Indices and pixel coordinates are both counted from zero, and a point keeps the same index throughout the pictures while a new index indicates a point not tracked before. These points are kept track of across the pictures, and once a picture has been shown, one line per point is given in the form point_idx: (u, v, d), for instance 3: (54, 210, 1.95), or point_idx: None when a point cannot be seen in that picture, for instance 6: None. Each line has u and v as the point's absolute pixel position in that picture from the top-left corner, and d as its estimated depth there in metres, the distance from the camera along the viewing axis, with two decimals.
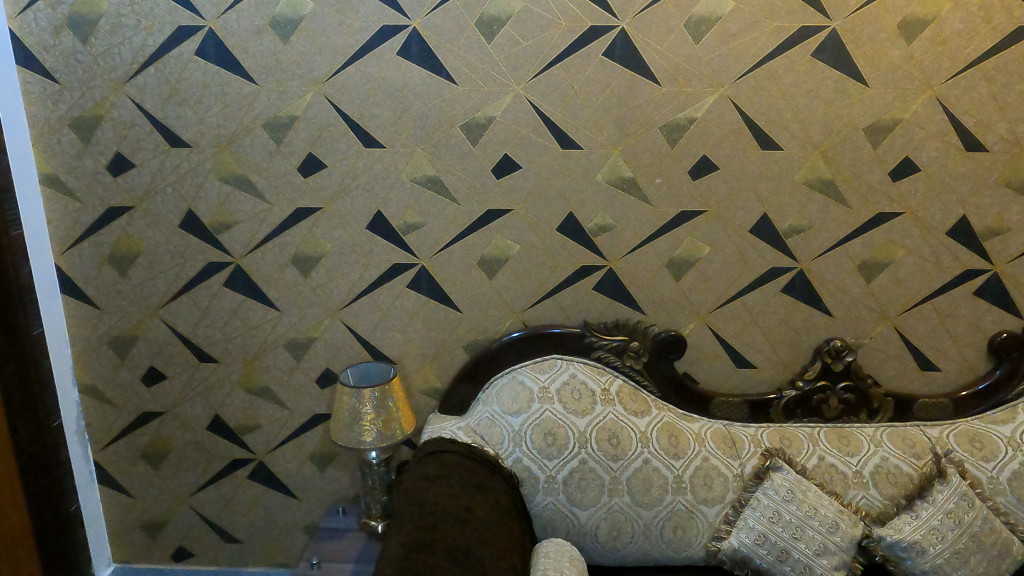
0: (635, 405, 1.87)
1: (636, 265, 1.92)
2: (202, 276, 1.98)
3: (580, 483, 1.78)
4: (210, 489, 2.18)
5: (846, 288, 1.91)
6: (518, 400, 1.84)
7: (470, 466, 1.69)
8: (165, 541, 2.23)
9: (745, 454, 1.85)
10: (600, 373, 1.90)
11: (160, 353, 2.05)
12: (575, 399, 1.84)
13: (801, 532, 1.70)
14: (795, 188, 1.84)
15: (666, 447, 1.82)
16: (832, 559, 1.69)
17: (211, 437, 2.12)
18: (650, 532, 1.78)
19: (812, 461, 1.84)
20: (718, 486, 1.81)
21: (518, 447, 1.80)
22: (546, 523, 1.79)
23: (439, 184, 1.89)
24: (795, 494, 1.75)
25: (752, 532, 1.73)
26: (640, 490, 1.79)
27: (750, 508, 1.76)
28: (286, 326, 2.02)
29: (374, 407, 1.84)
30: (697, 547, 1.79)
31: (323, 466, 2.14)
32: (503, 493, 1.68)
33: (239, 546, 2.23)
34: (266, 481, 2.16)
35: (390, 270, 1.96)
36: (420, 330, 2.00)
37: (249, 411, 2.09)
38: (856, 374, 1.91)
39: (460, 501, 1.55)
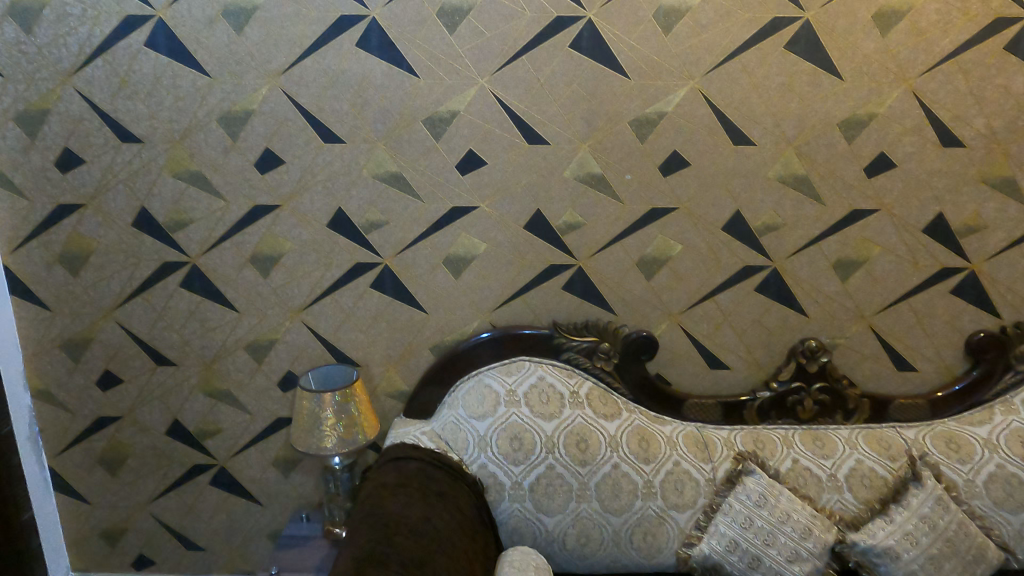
0: (605, 408, 1.82)
1: (606, 264, 1.86)
2: (158, 277, 1.91)
3: (547, 489, 1.73)
4: (171, 495, 2.12)
5: (821, 287, 1.86)
6: (483, 403, 1.79)
7: (433, 473, 1.63)
8: (125, 549, 2.17)
9: (717, 457, 1.82)
10: (569, 375, 1.85)
11: (116, 356, 1.98)
12: (543, 402, 1.79)
13: (773, 538, 1.66)
14: (769, 184, 1.79)
15: (636, 452, 1.78)
16: (804, 566, 1.64)
17: (170, 442, 2.06)
18: (619, 538, 1.73)
19: (785, 464, 1.81)
20: (690, 491, 1.77)
21: (483, 453, 1.74)
22: (513, 531, 1.73)
23: (402, 180, 1.82)
24: (767, 499, 1.71)
25: (723, 538, 1.69)
26: (609, 496, 1.74)
27: (722, 513, 1.72)
28: (246, 328, 1.95)
29: (335, 412, 1.78)
30: (668, 553, 1.74)
31: (286, 471, 2.08)
32: (467, 501, 1.62)
33: (202, 554, 2.18)
34: (228, 487, 2.10)
35: (352, 270, 1.89)
36: (384, 332, 1.94)
37: (210, 415, 2.03)
38: (831, 375, 1.87)
39: (419, 510, 1.49)
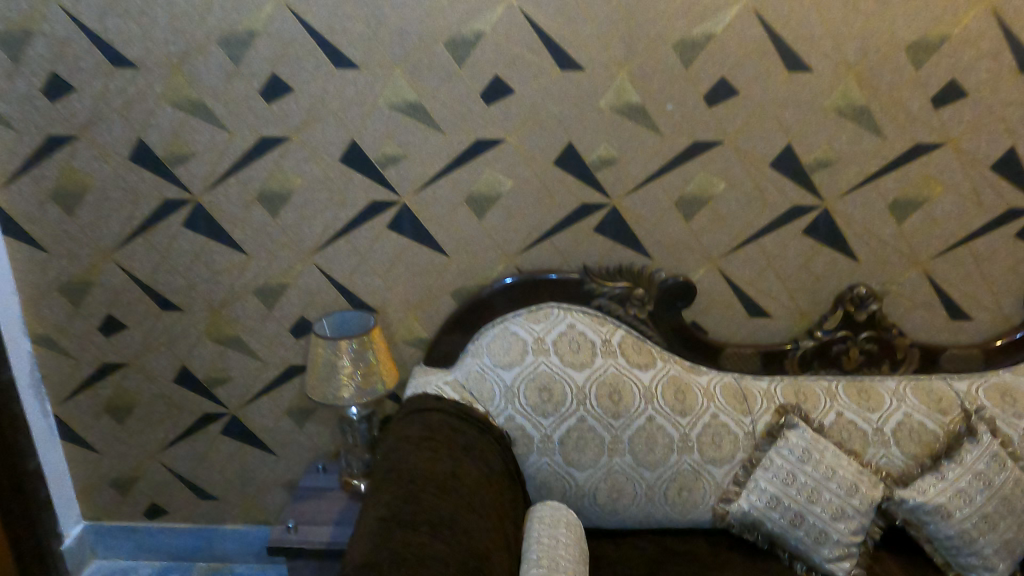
0: (638, 357, 1.71)
1: (642, 203, 1.72)
2: (158, 216, 1.78)
3: (578, 443, 1.63)
4: (181, 445, 2.05)
5: (875, 230, 1.72)
6: (510, 352, 1.68)
7: (458, 425, 1.53)
8: (136, 497, 2.12)
9: (757, 410, 1.71)
10: (600, 323, 1.73)
11: (117, 300, 1.87)
12: (573, 352, 1.68)
13: (818, 495, 1.57)
14: (824, 116, 1.63)
15: (672, 404, 1.68)
16: (850, 524, 1.56)
17: (179, 391, 1.97)
18: (653, 493, 1.65)
19: (828, 418, 1.71)
20: (728, 445, 1.67)
21: (510, 405, 1.64)
22: (541, 485, 1.65)
23: (421, 110, 1.67)
24: (811, 454, 1.61)
25: (764, 495, 1.60)
26: (643, 450, 1.65)
27: (762, 468, 1.63)
28: (255, 271, 1.83)
29: (352, 360, 1.67)
30: (703, 509, 1.66)
31: (300, 421, 2.00)
32: (494, 455, 1.53)
33: (216, 503, 2.12)
34: (241, 436, 2.03)
35: (368, 210, 1.76)
36: (402, 276, 1.81)
37: (219, 362, 1.93)
38: (880, 324, 1.75)
39: (446, 466, 1.38)
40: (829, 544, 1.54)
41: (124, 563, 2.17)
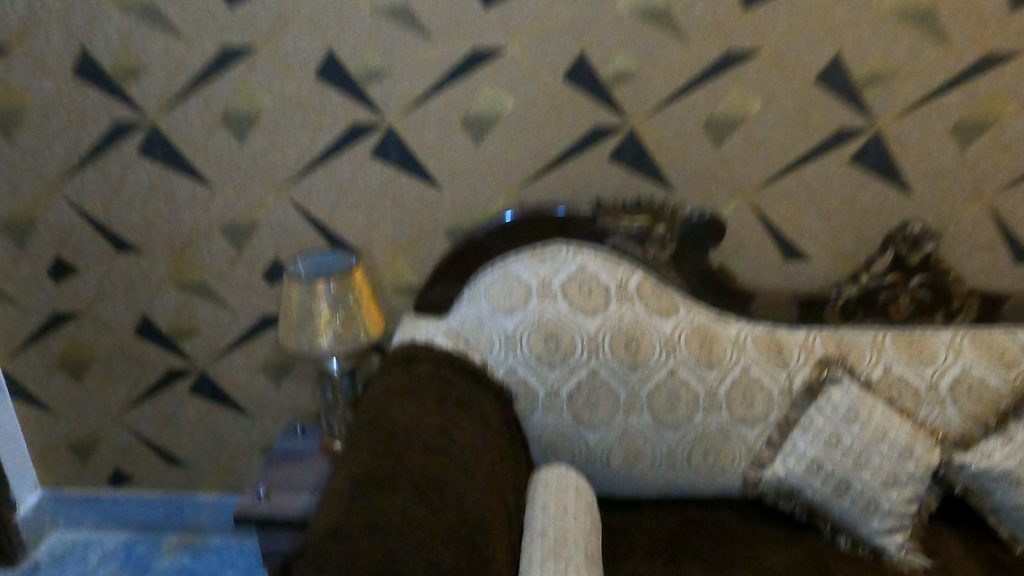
0: (659, 303, 1.49)
1: (665, 126, 1.49)
2: (109, 141, 1.55)
3: (589, 399, 1.43)
4: (146, 405, 1.85)
5: (933, 158, 1.49)
6: (512, 296, 1.46)
7: (450, 376, 1.32)
8: (99, 463, 1.93)
9: (794, 364, 1.50)
10: (615, 265, 1.50)
11: (67, 240, 1.65)
12: (584, 296, 1.46)
13: (865, 458, 1.37)
14: (881, 19, 1.39)
15: (698, 356, 1.46)
16: (904, 492, 1.35)
17: (140, 344, 1.76)
18: (674, 456, 1.45)
19: (876, 371, 1.51)
20: (761, 403, 1.47)
21: (512, 355, 1.43)
22: (547, 447, 1.45)
23: (409, 14, 1.43)
24: (858, 412, 1.41)
25: (803, 458, 1.39)
26: (664, 409, 1.44)
27: (800, 429, 1.42)
28: (221, 207, 1.60)
29: (329, 305, 1.45)
30: (732, 475, 1.47)
31: (277, 379, 1.79)
32: (493, 411, 1.32)
33: (186, 469, 1.93)
34: (212, 396, 1.83)
35: (348, 134, 1.53)
36: (389, 212, 1.59)
37: (184, 312, 1.72)
38: (935, 268, 1.53)
39: (435, 422, 1.17)
40: (880, 515, 1.34)
41: (86, 534, 1.98)
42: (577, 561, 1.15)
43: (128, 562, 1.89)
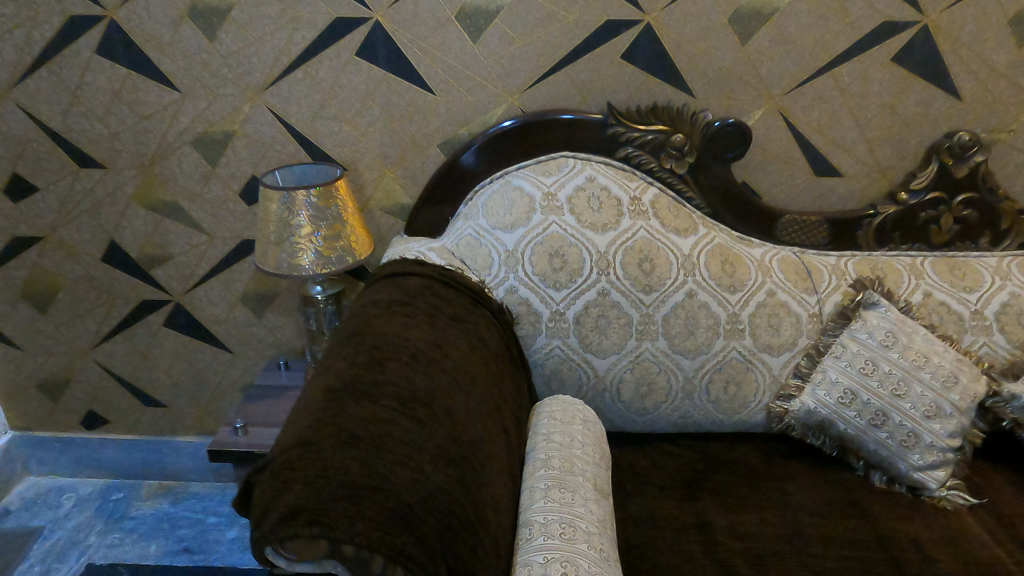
0: (676, 220, 1.34)
1: (686, 20, 1.33)
2: (63, 38, 1.39)
3: (598, 323, 1.28)
4: (119, 340, 1.71)
5: (985, 57, 1.33)
6: (513, 210, 1.31)
7: (443, 292, 1.17)
8: (71, 403, 1.80)
9: (825, 288, 1.35)
10: (629, 177, 1.35)
11: (23, 154, 1.50)
12: (593, 210, 1.31)
13: (905, 388, 1.23)
14: None
15: (720, 277, 1.32)
16: (947, 425, 1.22)
17: (109, 272, 1.62)
18: (691, 387, 1.32)
19: (915, 297, 1.35)
20: (788, 329, 1.33)
21: (512, 273, 1.28)
22: (551, 376, 1.31)
23: None
24: (897, 338, 1.27)
25: (836, 388, 1.26)
26: (681, 335, 1.30)
27: (833, 357, 1.28)
28: (191, 116, 1.45)
29: (310, 221, 1.30)
30: (755, 408, 1.34)
31: (259, 311, 1.66)
32: (490, 331, 1.18)
33: (165, 410, 1.80)
34: (189, 330, 1.69)
35: (331, 30, 1.37)
36: (377, 122, 1.44)
37: (156, 236, 1.58)
38: (983, 183, 1.38)
39: (425, 335, 1.03)
40: (919, 449, 1.21)
41: (62, 480, 1.87)
42: (584, 493, 1.03)
43: (103, 508, 1.77)
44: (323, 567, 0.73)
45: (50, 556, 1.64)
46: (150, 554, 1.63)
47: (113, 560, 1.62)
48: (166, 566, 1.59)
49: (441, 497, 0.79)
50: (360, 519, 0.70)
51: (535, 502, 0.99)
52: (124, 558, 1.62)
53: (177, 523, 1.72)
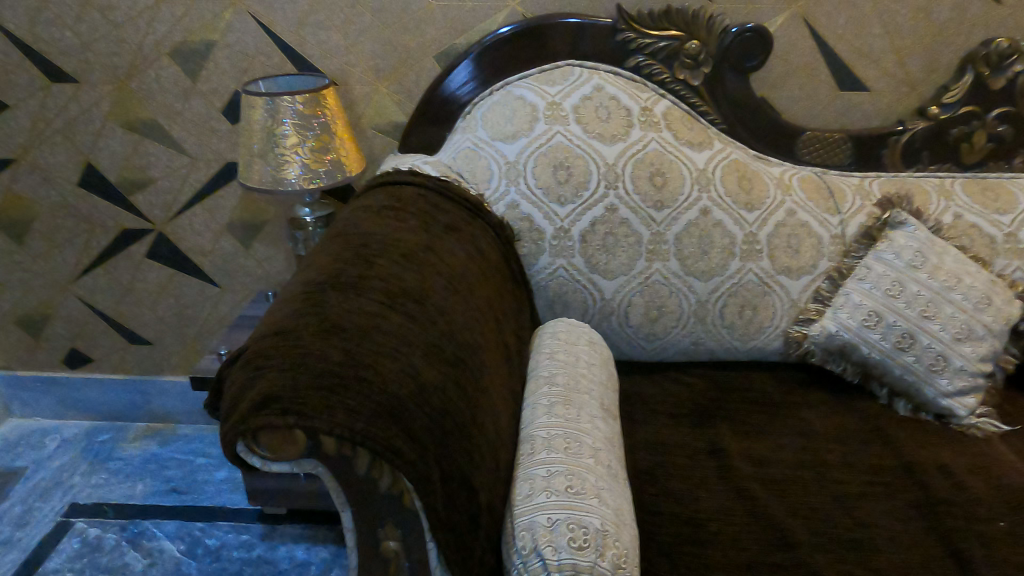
0: (690, 134, 1.25)
1: None
2: None
3: (606, 241, 1.21)
4: (100, 273, 1.63)
5: None
6: (514, 120, 1.21)
7: (438, 201, 1.08)
8: (52, 341, 1.72)
9: (848, 208, 1.26)
10: (639, 88, 1.25)
11: None
12: (600, 120, 1.21)
13: (935, 309, 1.15)
14: None
15: (736, 195, 1.23)
16: (978, 348, 1.14)
17: (87, 198, 1.53)
18: (704, 312, 1.24)
19: (946, 218, 1.26)
20: (808, 251, 1.24)
21: (513, 187, 1.19)
22: (555, 299, 1.24)
23: None
24: (926, 257, 1.18)
25: (859, 311, 1.17)
26: (693, 255, 1.22)
27: (856, 280, 1.20)
28: (169, 24, 1.35)
29: (295, 130, 1.21)
30: (772, 335, 1.25)
31: (246, 241, 1.57)
32: (490, 245, 1.10)
33: (150, 349, 1.73)
34: (173, 262, 1.61)
35: None
36: (368, 30, 1.34)
37: (135, 159, 1.49)
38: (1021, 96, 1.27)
39: (418, 239, 0.95)
40: (949, 373, 1.13)
41: (45, 423, 1.79)
42: (591, 410, 0.94)
43: (88, 450, 1.69)
44: (301, 467, 0.67)
45: (31, 496, 1.55)
46: (137, 494, 1.55)
47: (98, 499, 1.53)
48: (153, 505, 1.52)
49: (433, 393, 0.72)
50: (342, 410, 0.63)
51: (538, 418, 0.90)
52: (109, 498, 1.54)
53: (165, 464, 1.64)
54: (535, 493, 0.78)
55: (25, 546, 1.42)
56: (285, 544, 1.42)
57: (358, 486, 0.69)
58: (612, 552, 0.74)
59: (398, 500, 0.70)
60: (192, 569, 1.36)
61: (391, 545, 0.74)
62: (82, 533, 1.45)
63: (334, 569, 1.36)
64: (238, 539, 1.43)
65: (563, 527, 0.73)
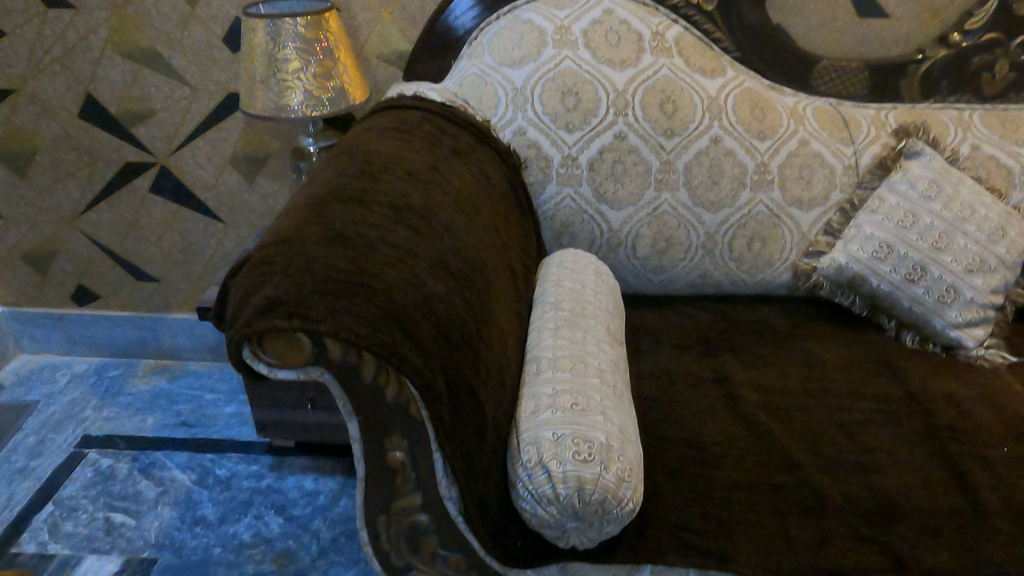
0: (702, 60, 1.21)
1: None
2: None
3: (614, 170, 1.19)
4: (103, 208, 1.62)
5: None
6: (522, 45, 1.18)
7: (444, 125, 1.06)
8: (58, 277, 1.72)
9: (863, 139, 1.23)
10: (651, 12, 1.21)
11: None
12: (610, 45, 1.18)
13: (948, 241, 1.13)
14: None
15: (748, 124, 1.20)
16: (990, 280, 1.13)
17: (88, 131, 1.52)
18: (712, 243, 1.23)
19: (963, 149, 1.23)
20: (821, 181, 1.22)
21: (521, 114, 1.17)
22: (562, 230, 1.23)
23: None
24: (941, 188, 1.16)
25: (870, 243, 1.15)
26: (703, 185, 1.20)
27: (868, 211, 1.18)
28: None
29: (297, 54, 1.18)
30: (780, 268, 1.25)
31: (250, 175, 1.56)
32: (496, 171, 1.09)
33: (156, 286, 1.73)
34: (177, 197, 1.60)
35: None
36: None
37: (135, 89, 1.46)
38: None
39: (423, 159, 0.93)
40: (958, 305, 1.12)
41: (56, 359, 1.81)
42: (597, 333, 0.94)
43: (99, 385, 1.71)
44: (308, 374, 0.67)
45: (44, 428, 1.57)
46: (147, 426, 1.57)
47: (109, 431, 1.56)
48: (163, 437, 1.54)
49: (439, 304, 0.72)
50: (347, 315, 0.63)
51: (544, 341, 0.90)
52: (120, 430, 1.56)
53: (174, 399, 1.66)
54: (540, 410, 0.78)
55: (40, 474, 1.44)
56: (293, 475, 1.44)
57: (365, 395, 0.69)
58: (616, 465, 0.73)
59: (405, 409, 0.70)
60: (203, 497, 1.38)
61: (397, 455, 0.74)
62: (95, 462, 1.47)
63: (342, 498, 1.38)
64: (248, 470, 1.45)
65: (568, 441, 0.73)
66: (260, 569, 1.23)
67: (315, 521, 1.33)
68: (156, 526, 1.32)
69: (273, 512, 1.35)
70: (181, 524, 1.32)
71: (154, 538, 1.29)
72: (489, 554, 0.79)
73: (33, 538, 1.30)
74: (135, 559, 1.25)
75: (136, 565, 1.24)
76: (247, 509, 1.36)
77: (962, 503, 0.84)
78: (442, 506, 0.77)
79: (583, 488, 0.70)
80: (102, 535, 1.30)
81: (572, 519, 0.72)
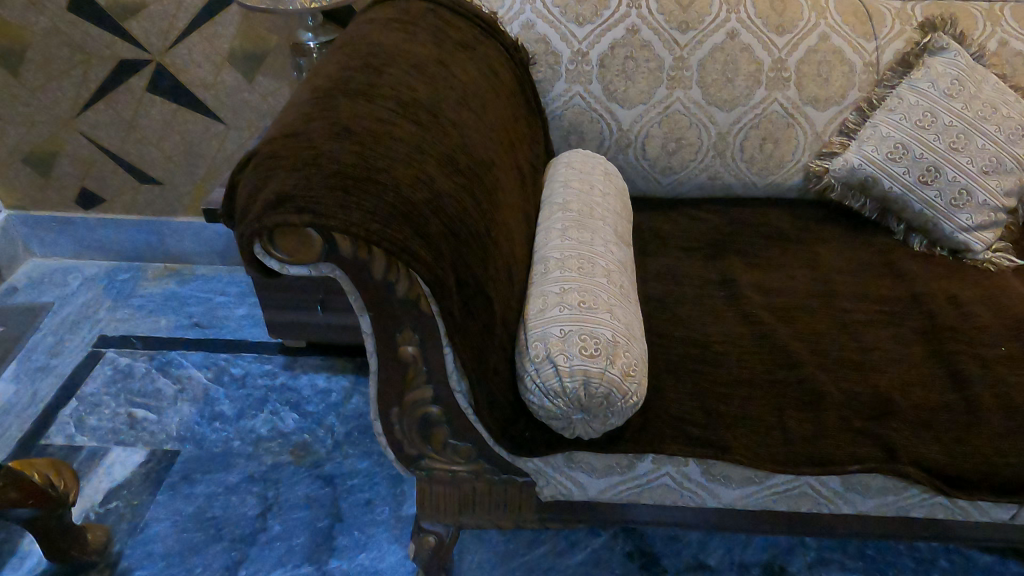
0: None
1: None
2: None
3: (625, 67, 1.15)
4: (100, 108, 1.58)
5: None
6: None
7: (450, 17, 1.02)
8: (62, 181, 1.71)
9: (886, 35, 1.17)
10: None
11: None
12: None
13: (965, 141, 1.10)
14: None
15: (767, 17, 1.14)
16: (1005, 183, 1.11)
17: (79, 25, 1.46)
18: (723, 144, 1.20)
19: (990, 45, 1.18)
20: (839, 79, 1.17)
21: (529, 6, 1.12)
22: (571, 130, 1.21)
23: None
24: (964, 84, 1.12)
25: (887, 142, 1.12)
26: (717, 83, 1.16)
27: (886, 110, 1.14)
28: None
29: None
30: (792, 170, 1.23)
31: (248, 73, 1.51)
32: (503, 66, 1.05)
33: (160, 189, 1.72)
34: (175, 96, 1.56)
35: None
36: None
37: None
38: None
39: (428, 52, 0.90)
40: (970, 208, 1.11)
41: (66, 263, 1.82)
42: (605, 234, 0.94)
43: (110, 287, 1.73)
44: (319, 270, 0.67)
45: (61, 328, 1.61)
46: (162, 327, 1.61)
47: (125, 331, 1.59)
48: (177, 338, 1.58)
49: (446, 201, 0.72)
50: (358, 210, 0.63)
51: (552, 241, 0.90)
52: (135, 331, 1.60)
53: (186, 302, 1.69)
54: (548, 307, 0.79)
55: (61, 372, 1.49)
56: (306, 374, 1.49)
57: (376, 291, 0.70)
58: (622, 360, 0.75)
59: (416, 304, 0.72)
60: (221, 394, 1.43)
61: (409, 350, 0.76)
62: (114, 361, 1.51)
63: (353, 396, 1.43)
64: (262, 369, 1.50)
65: (575, 337, 0.75)
66: (278, 460, 1.29)
67: (329, 417, 1.38)
68: (177, 420, 1.37)
69: (288, 409, 1.40)
70: (201, 419, 1.38)
71: (176, 431, 1.35)
72: (498, 443, 0.83)
73: (61, 431, 1.36)
74: (159, 451, 1.31)
75: (160, 455, 1.30)
76: (263, 405, 1.41)
77: (955, 398, 0.87)
78: (453, 398, 0.81)
79: (589, 382, 0.73)
80: (126, 428, 1.36)
81: (577, 411, 0.75)
